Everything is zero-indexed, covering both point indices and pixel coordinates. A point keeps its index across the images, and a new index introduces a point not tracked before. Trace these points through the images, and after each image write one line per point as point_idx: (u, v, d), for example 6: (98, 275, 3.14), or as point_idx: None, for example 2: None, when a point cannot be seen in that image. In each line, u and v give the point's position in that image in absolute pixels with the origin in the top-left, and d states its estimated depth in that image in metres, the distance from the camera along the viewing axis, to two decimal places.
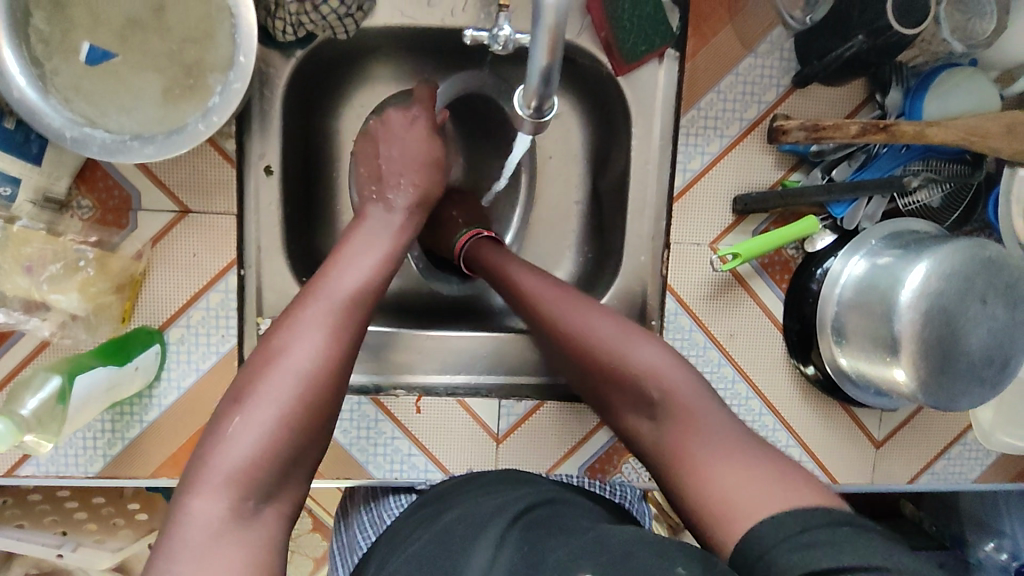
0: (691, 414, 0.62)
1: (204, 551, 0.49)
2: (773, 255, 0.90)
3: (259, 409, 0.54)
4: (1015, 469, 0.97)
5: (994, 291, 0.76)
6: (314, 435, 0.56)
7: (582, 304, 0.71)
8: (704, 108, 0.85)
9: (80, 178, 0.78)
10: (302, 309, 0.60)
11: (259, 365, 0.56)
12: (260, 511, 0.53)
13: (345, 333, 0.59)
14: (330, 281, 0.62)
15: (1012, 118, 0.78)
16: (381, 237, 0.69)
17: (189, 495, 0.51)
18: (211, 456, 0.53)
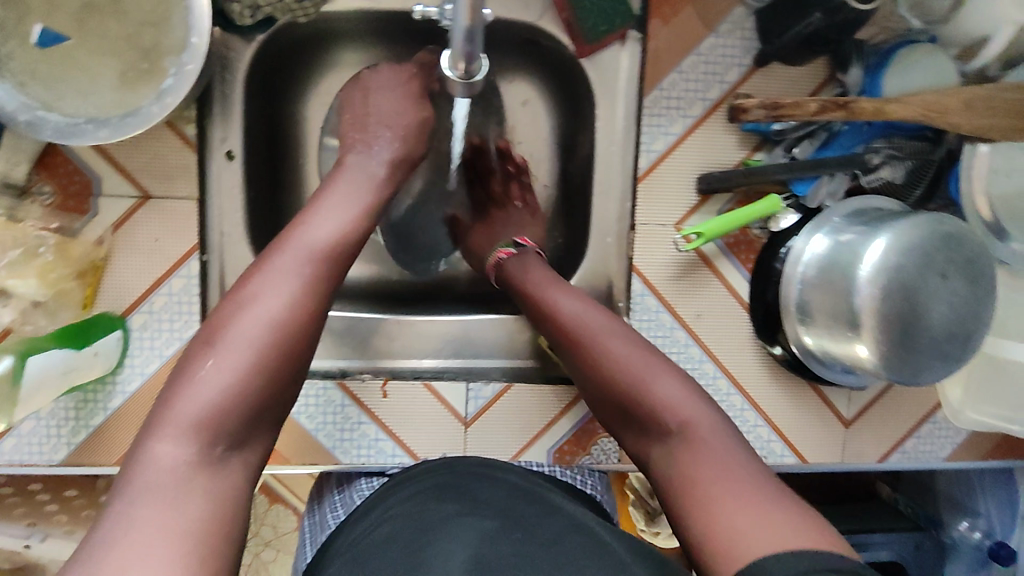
0: (711, 456, 0.57)
1: (162, 494, 0.49)
2: (738, 236, 0.91)
3: (228, 355, 0.54)
4: (987, 446, 0.97)
5: (954, 266, 0.75)
6: (281, 384, 0.57)
7: (623, 335, 0.67)
8: (665, 89, 0.86)
9: (41, 164, 0.77)
10: (273, 258, 0.59)
11: (227, 313, 0.57)
12: (226, 458, 0.53)
13: (316, 285, 0.59)
14: (305, 230, 0.62)
15: (969, 94, 0.77)
16: (352, 186, 0.68)
17: (151, 438, 0.51)
18: (176, 400, 0.53)
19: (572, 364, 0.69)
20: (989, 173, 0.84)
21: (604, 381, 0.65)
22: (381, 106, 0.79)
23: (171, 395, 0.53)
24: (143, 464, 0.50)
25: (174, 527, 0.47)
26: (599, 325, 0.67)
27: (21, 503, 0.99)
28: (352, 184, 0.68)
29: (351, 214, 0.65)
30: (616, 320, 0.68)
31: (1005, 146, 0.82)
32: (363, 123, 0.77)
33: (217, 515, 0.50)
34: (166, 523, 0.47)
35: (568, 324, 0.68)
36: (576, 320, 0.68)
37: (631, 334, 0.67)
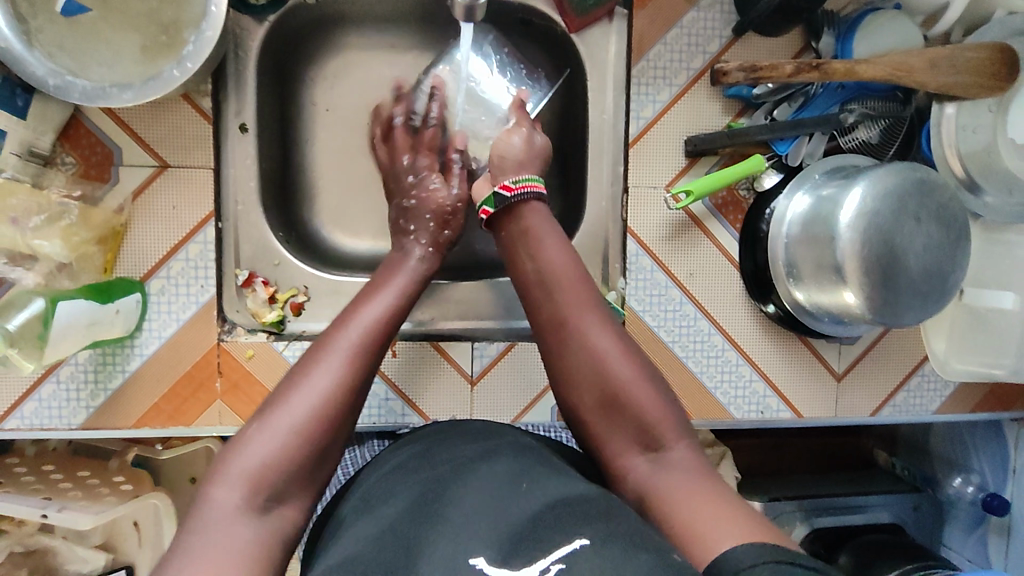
0: (685, 469, 0.62)
1: (218, 531, 0.53)
2: (726, 197, 0.95)
3: (283, 416, 0.59)
4: (975, 399, 1.01)
5: (927, 210, 0.80)
6: (326, 450, 0.61)
7: (594, 310, 0.70)
8: (652, 60, 0.91)
9: (64, 136, 0.82)
10: (331, 336, 0.66)
11: (286, 386, 0.62)
12: (273, 508, 0.57)
13: (364, 360, 0.65)
14: (359, 313, 0.68)
15: (933, 54, 0.85)
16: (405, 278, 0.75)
17: (211, 486, 0.56)
18: (236, 452, 0.58)
19: (545, 331, 0.71)
20: (957, 128, 0.89)
21: (583, 361, 0.67)
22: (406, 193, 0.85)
23: (227, 451, 0.58)
24: (206, 508, 0.55)
25: (228, 559, 0.52)
26: (560, 272, 0.71)
27: (35, 481, 1.02)
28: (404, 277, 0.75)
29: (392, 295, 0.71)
30: (591, 287, 0.71)
31: (968, 104, 0.88)
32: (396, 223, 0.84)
33: (263, 562, 0.53)
34: (222, 557, 0.52)
35: (556, 292, 0.71)
36: (560, 284, 0.71)
37: (589, 285, 0.71)
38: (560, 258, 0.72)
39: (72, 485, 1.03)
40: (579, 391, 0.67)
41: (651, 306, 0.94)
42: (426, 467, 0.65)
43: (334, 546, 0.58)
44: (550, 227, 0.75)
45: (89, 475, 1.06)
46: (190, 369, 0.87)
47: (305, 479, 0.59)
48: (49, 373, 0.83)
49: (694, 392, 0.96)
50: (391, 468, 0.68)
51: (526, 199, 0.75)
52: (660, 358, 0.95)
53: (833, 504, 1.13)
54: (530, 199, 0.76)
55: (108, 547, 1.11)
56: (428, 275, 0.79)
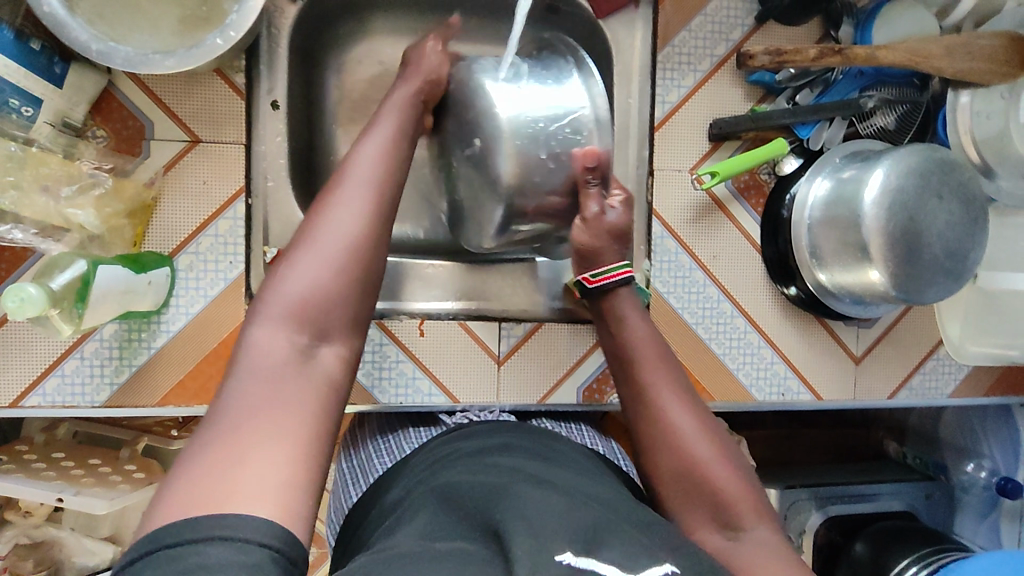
0: (766, 549, 0.61)
1: (270, 375, 0.51)
2: (748, 181, 0.97)
3: (310, 257, 0.57)
4: (987, 382, 1.03)
5: (947, 188, 0.82)
6: (360, 280, 0.59)
7: (678, 391, 0.71)
8: (677, 46, 0.93)
9: (95, 109, 0.81)
10: (348, 173, 0.62)
11: (309, 228, 0.59)
12: (319, 352, 0.55)
13: (385, 193, 0.62)
14: (365, 143, 0.66)
15: (949, 41, 0.88)
16: (401, 111, 0.72)
17: (251, 328, 0.54)
18: (273, 291, 0.56)
19: (629, 410, 0.72)
20: (972, 114, 0.92)
21: (665, 440, 0.68)
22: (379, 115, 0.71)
23: (261, 296, 0.56)
24: (251, 356, 0.53)
25: (286, 401, 0.51)
26: (640, 344, 0.74)
27: (47, 468, 0.99)
28: (398, 108, 0.72)
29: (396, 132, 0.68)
30: (674, 368, 0.73)
31: (982, 91, 0.91)
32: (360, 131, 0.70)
33: (319, 410, 0.52)
34: (279, 401, 0.50)
35: (640, 373, 0.72)
36: (645, 365, 0.72)
37: (670, 355, 0.74)
38: (642, 329, 0.75)
39: (84, 472, 1.00)
40: (658, 466, 0.68)
41: (675, 288, 0.95)
42: (491, 474, 0.60)
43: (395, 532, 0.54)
44: (635, 313, 0.76)
45: (100, 463, 1.04)
46: (216, 346, 0.86)
47: (346, 318, 0.57)
48: (73, 348, 0.82)
49: (717, 374, 0.96)
50: (450, 467, 0.65)
51: (610, 284, 0.78)
52: (685, 339, 0.96)
53: (845, 491, 1.11)
54: (611, 288, 0.78)
55: (116, 540, 1.08)
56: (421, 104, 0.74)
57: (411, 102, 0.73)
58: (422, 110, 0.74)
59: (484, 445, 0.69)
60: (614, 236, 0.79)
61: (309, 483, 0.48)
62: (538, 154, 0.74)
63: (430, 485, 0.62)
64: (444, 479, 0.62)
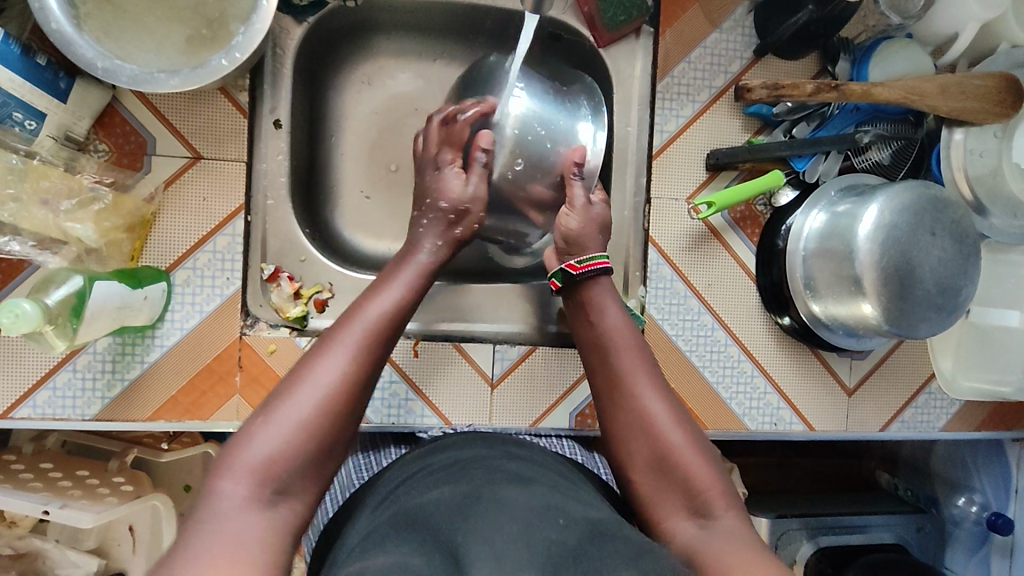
0: (731, 537, 0.61)
1: (226, 527, 0.53)
2: (744, 211, 0.98)
3: (285, 412, 0.60)
4: (979, 417, 1.03)
5: (941, 226, 0.83)
6: (329, 444, 0.61)
7: (654, 381, 0.72)
8: (676, 76, 0.94)
9: (99, 123, 0.82)
10: (337, 334, 0.65)
11: (292, 383, 0.62)
12: (278, 505, 0.57)
13: (370, 355, 0.65)
14: (363, 307, 0.68)
15: (944, 80, 0.90)
16: (413, 275, 0.74)
17: (219, 478, 0.57)
18: (242, 446, 0.58)
19: (603, 398, 0.74)
20: (965, 152, 0.93)
21: (638, 427, 0.69)
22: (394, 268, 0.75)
23: (235, 440, 0.59)
24: (216, 500, 0.55)
25: (236, 551, 0.52)
26: (614, 329, 0.76)
27: (34, 479, 0.98)
28: (413, 274, 0.74)
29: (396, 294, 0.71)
30: (649, 357, 0.75)
31: (976, 128, 0.92)
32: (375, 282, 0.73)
33: (271, 553, 0.54)
34: (228, 548, 0.52)
35: (615, 360, 0.74)
36: (619, 351, 0.74)
37: (641, 342, 0.76)
38: (616, 316, 0.77)
39: (71, 484, 0.99)
40: (632, 454, 0.69)
41: (670, 314, 0.96)
42: (463, 487, 0.63)
43: (362, 556, 0.55)
44: (612, 303, 0.78)
45: (87, 475, 1.03)
46: (210, 361, 0.86)
47: (308, 477, 0.59)
48: (66, 360, 0.82)
49: (709, 402, 0.97)
50: (424, 485, 0.65)
51: (591, 275, 0.79)
52: (676, 366, 0.96)
53: (836, 522, 1.11)
54: (597, 276, 0.79)
55: (100, 552, 1.07)
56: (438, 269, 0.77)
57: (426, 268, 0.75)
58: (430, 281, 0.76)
59: (461, 458, 0.70)
60: (601, 228, 0.83)
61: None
62: (543, 144, 0.86)
63: (398, 505, 0.63)
64: (413, 499, 0.63)
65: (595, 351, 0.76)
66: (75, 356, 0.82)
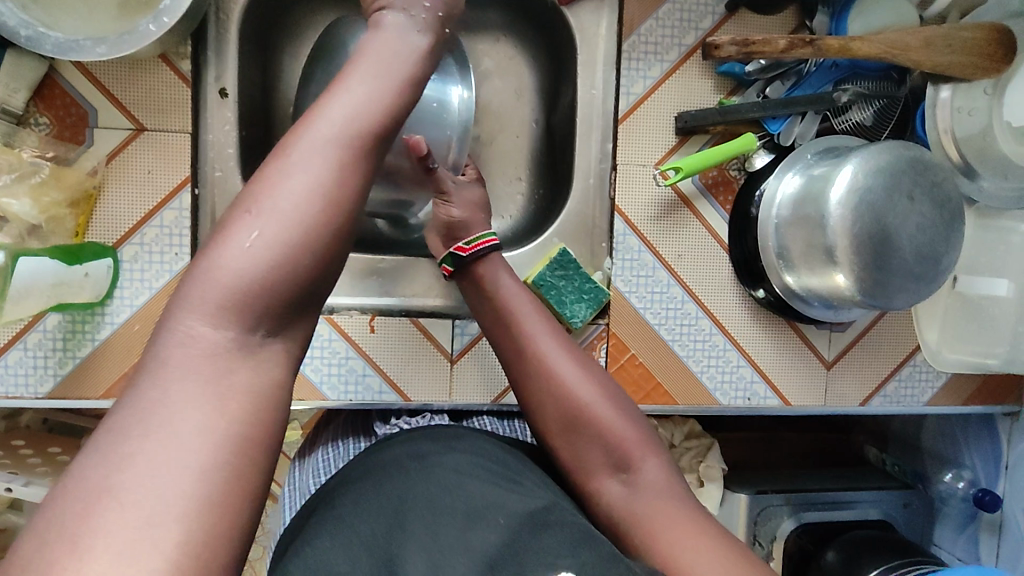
0: (657, 484, 0.63)
1: (194, 385, 0.44)
2: (716, 176, 0.93)
3: (255, 237, 0.47)
4: (966, 391, 0.98)
5: (919, 189, 0.78)
6: (317, 271, 0.49)
7: (557, 339, 0.70)
8: (643, 34, 0.89)
9: (39, 95, 0.80)
10: (315, 127, 0.51)
11: (261, 187, 0.49)
12: (259, 353, 0.47)
13: (358, 157, 0.51)
14: (344, 91, 0.53)
15: (929, 33, 0.84)
16: (403, 45, 0.58)
17: (183, 314, 0.46)
18: (214, 271, 0.46)
19: (513, 366, 0.70)
20: (952, 111, 0.87)
21: (550, 394, 0.67)
22: (381, 45, 0.57)
23: (201, 265, 0.47)
24: (176, 343, 0.45)
25: (204, 417, 0.43)
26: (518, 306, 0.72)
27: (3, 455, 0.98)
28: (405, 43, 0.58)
29: (382, 98, 0.53)
30: (551, 321, 0.72)
31: (964, 86, 0.86)
32: (352, 63, 0.56)
33: (252, 421, 0.45)
34: (201, 413, 0.43)
35: (519, 335, 0.70)
36: (522, 318, 0.71)
37: (541, 310, 0.72)
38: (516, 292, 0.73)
39: (41, 461, 0.99)
40: (544, 414, 0.67)
41: (637, 286, 0.92)
42: (396, 491, 0.60)
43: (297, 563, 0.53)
44: (507, 273, 0.75)
45: (60, 452, 1.04)
46: None
47: (296, 313, 0.49)
48: (16, 339, 0.81)
49: (680, 375, 0.93)
50: (379, 477, 0.63)
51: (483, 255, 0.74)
52: (644, 340, 0.93)
53: (820, 498, 1.08)
54: (485, 255, 0.75)
55: None
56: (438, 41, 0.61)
57: (413, 38, 0.59)
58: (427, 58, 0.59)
59: (416, 451, 0.66)
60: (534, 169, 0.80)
61: (229, 519, 0.42)
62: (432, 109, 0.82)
63: (339, 508, 0.60)
64: (351, 505, 0.60)
65: (500, 323, 0.72)
66: (24, 335, 0.81)
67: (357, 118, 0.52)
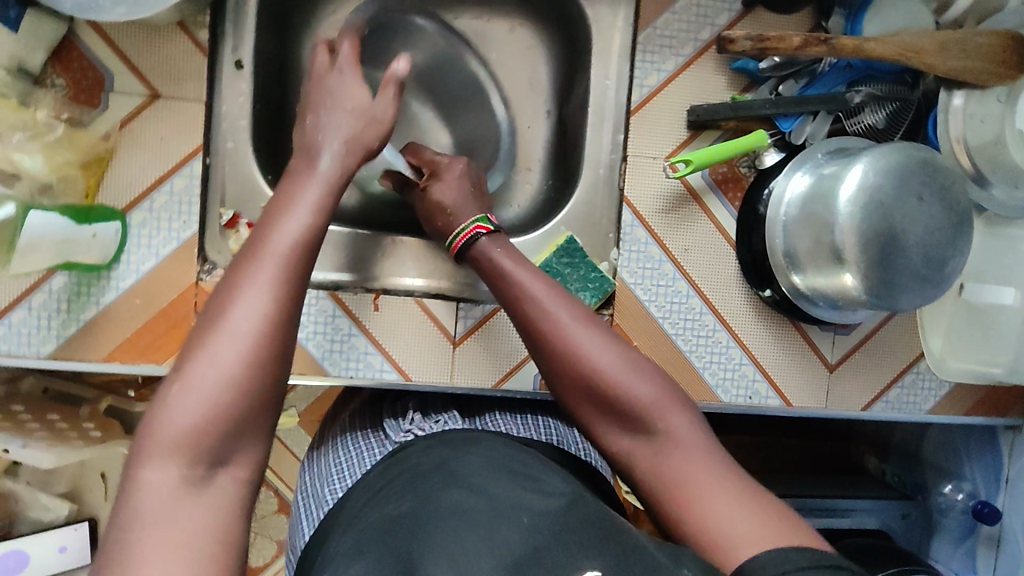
0: (686, 445, 0.61)
1: (158, 521, 0.46)
2: (726, 172, 0.93)
3: (201, 377, 0.50)
4: (969, 401, 0.98)
5: (930, 190, 0.77)
6: (260, 400, 0.52)
7: (568, 305, 0.68)
8: (659, 28, 0.90)
9: (57, 57, 0.80)
10: (246, 269, 0.55)
11: (203, 334, 0.52)
12: (214, 482, 0.49)
13: (288, 285, 0.55)
14: (271, 233, 0.57)
15: (944, 37, 0.84)
16: (318, 184, 0.63)
17: (139, 467, 0.48)
18: (160, 423, 0.49)
19: (528, 340, 0.69)
20: (965, 118, 0.87)
21: (566, 367, 0.66)
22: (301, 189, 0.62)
23: (153, 416, 0.50)
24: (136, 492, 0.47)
25: (180, 541, 0.45)
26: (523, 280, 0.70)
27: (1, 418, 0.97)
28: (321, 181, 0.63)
29: (306, 227, 0.59)
30: (561, 289, 0.70)
31: (977, 92, 0.86)
32: (275, 209, 0.60)
33: (223, 535, 0.47)
34: (172, 543, 0.45)
35: (529, 310, 0.68)
36: (530, 297, 0.69)
37: (547, 280, 0.70)
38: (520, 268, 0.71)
39: (39, 426, 0.99)
40: (563, 387, 0.67)
41: (643, 278, 0.92)
42: (407, 500, 0.60)
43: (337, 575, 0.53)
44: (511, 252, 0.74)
45: (58, 419, 1.04)
46: (165, 306, 0.84)
47: (247, 436, 0.51)
48: (21, 298, 0.81)
49: (682, 370, 0.93)
50: (404, 487, 0.62)
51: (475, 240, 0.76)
52: (648, 333, 0.92)
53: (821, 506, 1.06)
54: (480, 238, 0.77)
55: (71, 497, 1.09)
56: (346, 178, 0.67)
57: (327, 179, 0.64)
58: (337, 193, 0.64)
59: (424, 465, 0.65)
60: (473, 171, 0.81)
61: None
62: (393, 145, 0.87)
63: (363, 519, 0.60)
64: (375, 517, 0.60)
65: (508, 300, 0.70)
66: (29, 295, 0.81)
67: (281, 252, 0.56)
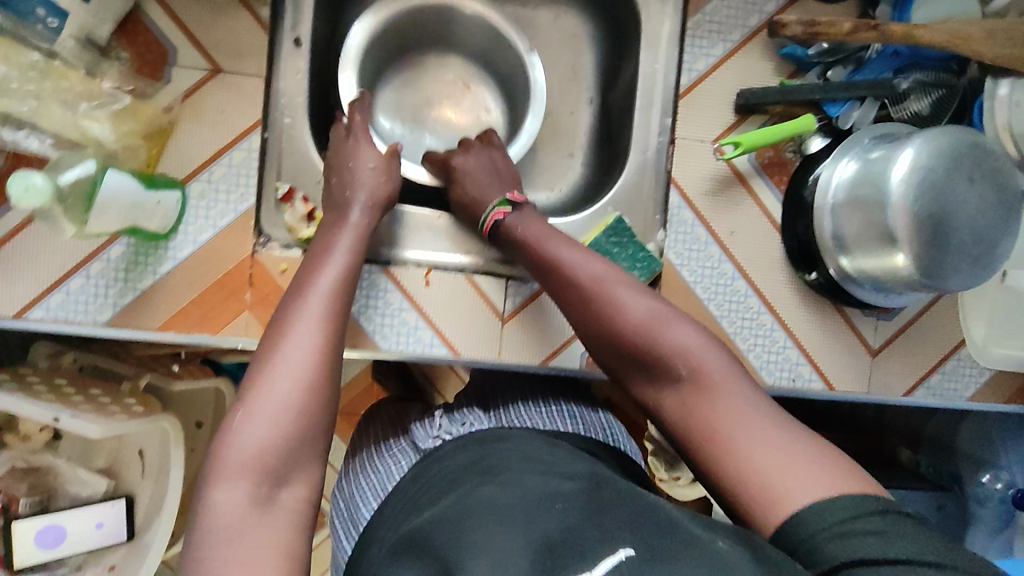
0: (727, 389, 0.63)
1: (231, 537, 0.53)
2: (773, 157, 0.94)
3: (263, 405, 0.59)
4: (1009, 389, 0.99)
5: (980, 171, 0.77)
6: (312, 421, 0.60)
7: (605, 266, 0.73)
8: (709, 13, 0.91)
9: (122, 30, 0.82)
10: (298, 307, 0.65)
11: (261, 367, 0.61)
12: (279, 497, 0.57)
13: (332, 320, 0.65)
14: (315, 278, 0.69)
15: (992, 24, 0.84)
16: (350, 236, 0.76)
17: (211, 490, 0.56)
18: (227, 448, 0.57)
19: (567, 305, 0.74)
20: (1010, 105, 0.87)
21: (604, 325, 0.70)
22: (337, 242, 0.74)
23: (220, 446, 0.58)
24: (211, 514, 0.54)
25: (256, 549, 0.52)
26: (562, 249, 0.75)
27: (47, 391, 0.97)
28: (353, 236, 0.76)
29: (343, 272, 0.71)
30: (594, 255, 0.75)
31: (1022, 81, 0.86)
32: (314, 260, 0.72)
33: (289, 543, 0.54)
34: (250, 553, 0.52)
35: (565, 276, 0.74)
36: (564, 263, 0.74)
37: (583, 248, 0.75)
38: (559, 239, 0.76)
39: (83, 399, 0.99)
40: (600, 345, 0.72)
41: (689, 259, 0.93)
42: (449, 499, 0.61)
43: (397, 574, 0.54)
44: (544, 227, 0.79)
45: (101, 394, 1.04)
46: (220, 277, 0.85)
47: (303, 455, 0.59)
48: (79, 266, 0.82)
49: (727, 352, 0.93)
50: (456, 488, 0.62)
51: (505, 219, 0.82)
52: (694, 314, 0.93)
53: None
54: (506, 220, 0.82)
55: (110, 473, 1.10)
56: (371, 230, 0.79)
57: (358, 232, 0.77)
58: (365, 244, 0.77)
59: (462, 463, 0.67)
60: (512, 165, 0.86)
61: None
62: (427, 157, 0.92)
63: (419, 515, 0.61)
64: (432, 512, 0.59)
65: (546, 267, 0.76)
66: (88, 263, 0.82)
67: (325, 292, 0.67)
